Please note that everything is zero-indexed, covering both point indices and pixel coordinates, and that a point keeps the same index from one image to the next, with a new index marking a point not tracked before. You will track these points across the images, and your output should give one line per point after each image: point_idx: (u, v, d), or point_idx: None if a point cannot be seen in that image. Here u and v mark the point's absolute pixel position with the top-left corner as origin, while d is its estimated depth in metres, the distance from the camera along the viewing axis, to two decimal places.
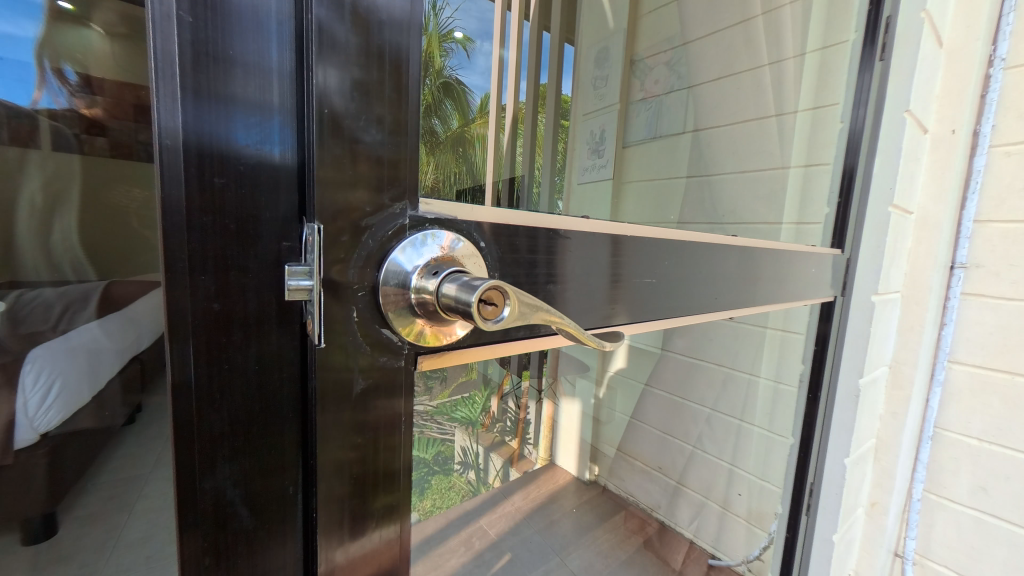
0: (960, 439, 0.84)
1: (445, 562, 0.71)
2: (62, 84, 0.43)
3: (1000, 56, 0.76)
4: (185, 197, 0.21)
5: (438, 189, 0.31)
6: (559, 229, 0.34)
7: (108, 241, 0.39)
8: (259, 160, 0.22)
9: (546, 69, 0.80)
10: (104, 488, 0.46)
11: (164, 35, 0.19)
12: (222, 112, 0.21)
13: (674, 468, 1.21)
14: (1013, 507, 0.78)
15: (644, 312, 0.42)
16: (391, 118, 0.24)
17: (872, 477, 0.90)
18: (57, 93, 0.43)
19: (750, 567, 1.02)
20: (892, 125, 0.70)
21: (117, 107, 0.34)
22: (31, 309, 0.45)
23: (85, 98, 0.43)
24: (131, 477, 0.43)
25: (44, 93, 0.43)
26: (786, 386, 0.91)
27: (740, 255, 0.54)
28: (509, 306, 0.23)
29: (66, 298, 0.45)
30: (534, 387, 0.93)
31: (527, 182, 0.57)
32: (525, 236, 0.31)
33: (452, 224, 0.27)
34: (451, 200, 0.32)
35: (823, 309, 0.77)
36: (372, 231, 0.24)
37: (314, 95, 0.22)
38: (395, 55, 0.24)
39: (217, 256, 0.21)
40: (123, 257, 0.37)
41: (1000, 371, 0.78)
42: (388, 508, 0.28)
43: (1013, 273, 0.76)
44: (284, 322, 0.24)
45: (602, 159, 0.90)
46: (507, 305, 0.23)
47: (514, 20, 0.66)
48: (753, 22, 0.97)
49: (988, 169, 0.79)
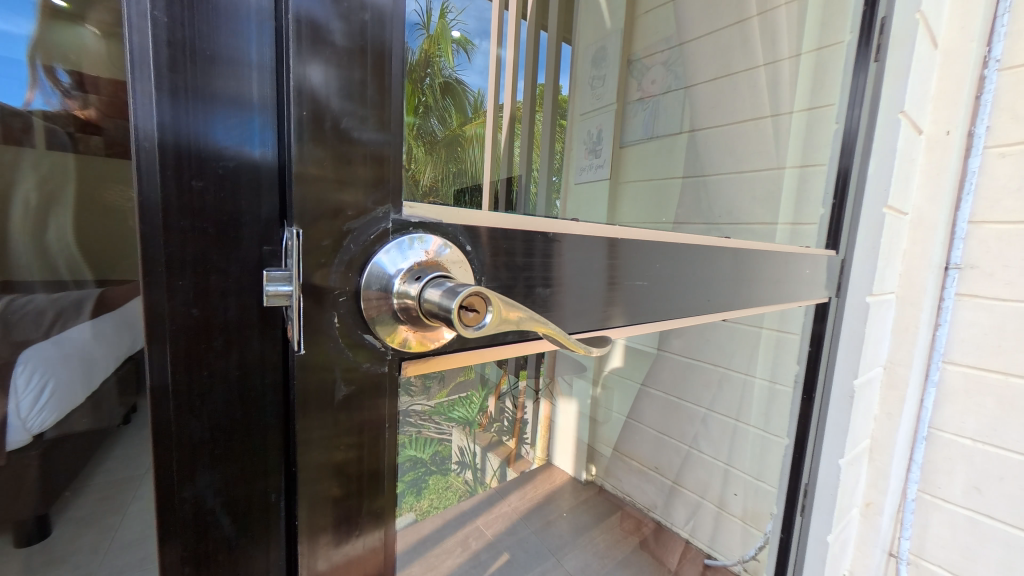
0: (955, 439, 0.84)
1: (440, 562, 0.72)
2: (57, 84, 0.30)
3: (995, 56, 0.76)
4: (162, 200, 0.20)
5: (432, 193, 0.32)
6: (553, 232, 0.34)
7: (106, 247, 0.32)
8: (240, 161, 0.21)
9: (543, 68, 0.80)
10: (75, 510, 0.43)
11: (139, 32, 0.19)
12: (201, 111, 0.20)
13: (670, 468, 1.21)
14: (1006, 507, 0.79)
15: (638, 314, 0.42)
16: (374, 117, 0.24)
17: (867, 478, 0.90)
18: (50, 94, 0.30)
19: (745, 567, 1.01)
20: (884, 126, 0.70)
21: (116, 109, 0.26)
22: (23, 317, 0.34)
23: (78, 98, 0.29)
24: (106, 492, 0.40)
25: (37, 92, 0.30)
26: (782, 387, 0.91)
27: (735, 256, 0.54)
28: (491, 312, 0.22)
29: (60, 306, 0.35)
30: (531, 388, 0.93)
31: (525, 183, 0.56)
32: (521, 240, 0.31)
33: (437, 227, 0.27)
34: (448, 202, 0.33)
35: (818, 309, 0.77)
36: (354, 234, 0.24)
37: (295, 94, 0.21)
38: (378, 51, 0.24)
39: (196, 259, 0.21)
40: (121, 253, 0.30)
41: (995, 372, 0.79)
42: (374, 514, 0.28)
43: (1008, 273, 0.77)
44: (264, 327, 0.23)
45: (599, 159, 0.90)
46: (489, 311, 0.22)
47: (511, 20, 0.67)
48: (749, 22, 0.96)
49: (983, 169, 0.79)
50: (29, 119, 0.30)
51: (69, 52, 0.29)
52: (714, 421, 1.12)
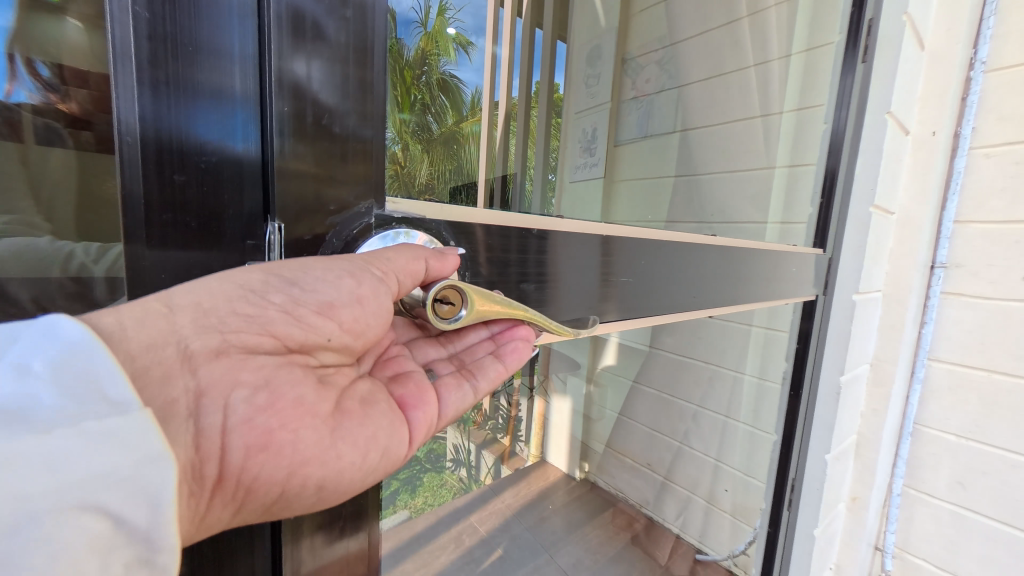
0: (940, 435, 0.86)
1: (434, 559, 0.73)
2: (37, 81, 0.25)
3: (980, 59, 0.78)
4: (144, 192, 0.20)
5: (430, 189, 0.33)
6: (549, 231, 0.35)
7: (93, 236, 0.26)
8: (222, 153, 0.21)
9: (540, 66, 0.85)
10: None
11: (120, 25, 0.19)
12: (183, 104, 0.20)
13: (661, 464, 1.22)
14: (989, 501, 0.80)
15: (632, 310, 0.43)
16: (358, 111, 0.25)
17: (853, 473, 0.91)
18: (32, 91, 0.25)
19: (736, 562, 1.04)
20: (872, 128, 0.71)
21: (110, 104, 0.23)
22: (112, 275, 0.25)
23: (63, 94, 0.25)
24: None
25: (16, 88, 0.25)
26: (771, 384, 0.92)
27: (727, 255, 0.55)
28: (463, 306, 0.28)
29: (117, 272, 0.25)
30: (525, 386, 0.93)
31: (520, 180, 0.56)
32: (516, 238, 0.32)
33: (420, 223, 0.28)
34: (445, 200, 0.34)
35: (805, 307, 0.78)
36: (337, 228, 0.25)
37: (277, 86, 0.22)
38: (360, 46, 0.24)
39: (179, 253, 0.22)
40: (105, 241, 0.25)
41: (980, 369, 0.80)
42: (356, 516, 0.30)
43: (992, 272, 0.78)
44: (257, 296, 0.23)
45: (593, 157, 0.90)
46: (461, 306, 0.28)
47: (507, 18, 0.70)
48: (739, 23, 0.97)
49: (969, 169, 0.80)
50: (10, 115, 0.25)
51: (63, 49, 0.25)
52: (704, 418, 1.13)
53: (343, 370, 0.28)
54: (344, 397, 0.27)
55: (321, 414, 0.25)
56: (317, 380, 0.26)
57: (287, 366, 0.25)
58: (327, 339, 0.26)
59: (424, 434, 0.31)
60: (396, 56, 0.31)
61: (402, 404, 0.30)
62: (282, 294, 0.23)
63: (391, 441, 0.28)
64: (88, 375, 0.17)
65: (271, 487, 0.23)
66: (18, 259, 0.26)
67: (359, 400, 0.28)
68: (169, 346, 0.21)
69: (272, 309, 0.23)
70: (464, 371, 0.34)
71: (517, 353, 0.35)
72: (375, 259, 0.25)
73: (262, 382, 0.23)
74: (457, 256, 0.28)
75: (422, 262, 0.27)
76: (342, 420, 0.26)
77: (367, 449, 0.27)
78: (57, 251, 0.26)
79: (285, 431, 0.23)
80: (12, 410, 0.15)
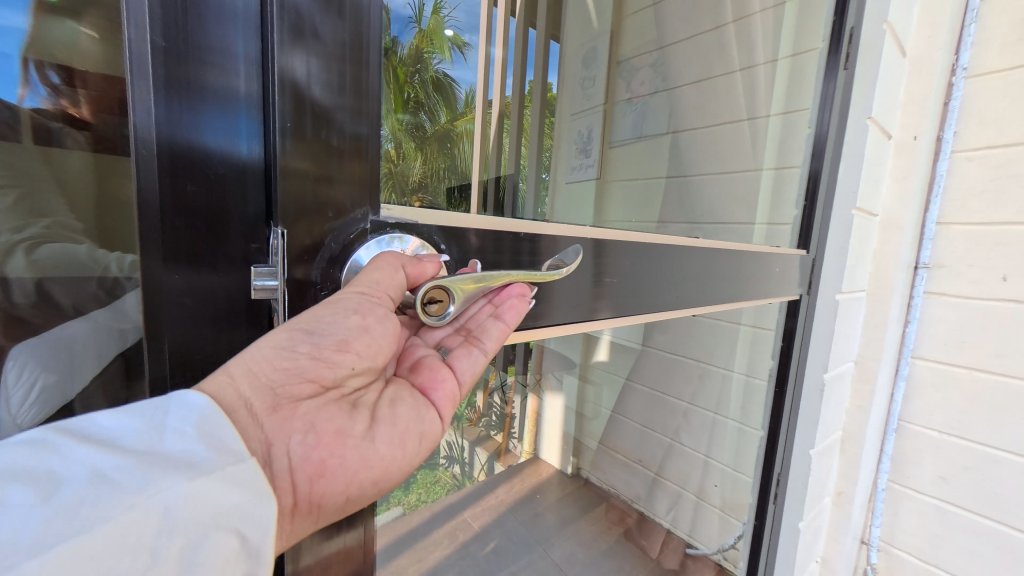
0: (924, 431, 0.89)
1: (426, 556, 0.74)
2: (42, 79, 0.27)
3: (962, 65, 0.80)
4: (157, 196, 0.22)
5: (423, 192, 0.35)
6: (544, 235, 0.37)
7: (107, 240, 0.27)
8: (227, 157, 0.23)
9: (532, 66, 0.87)
10: None
11: (138, 37, 0.21)
12: (193, 111, 0.22)
13: (653, 460, 1.25)
14: (970, 494, 0.83)
15: (625, 310, 0.45)
16: (354, 108, 0.26)
17: (839, 468, 0.93)
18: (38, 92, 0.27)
19: (725, 555, 1.05)
20: (854, 131, 0.73)
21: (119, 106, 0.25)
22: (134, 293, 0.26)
23: (70, 96, 0.26)
24: None
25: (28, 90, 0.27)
26: (759, 381, 0.94)
27: (716, 256, 0.58)
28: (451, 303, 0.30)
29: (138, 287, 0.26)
30: (520, 384, 0.97)
31: (514, 179, 0.58)
32: (510, 240, 0.34)
33: (412, 228, 0.30)
34: (443, 207, 0.35)
35: (789, 306, 0.79)
36: (335, 233, 0.27)
37: (279, 86, 0.23)
38: (356, 44, 0.26)
39: (189, 255, 0.23)
40: (116, 243, 0.27)
41: (961, 367, 0.83)
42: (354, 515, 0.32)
43: (973, 272, 0.81)
44: (287, 351, 0.24)
45: (589, 158, 0.93)
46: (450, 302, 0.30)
47: (500, 16, 0.73)
48: (725, 29, 0.99)
49: (951, 172, 0.83)
50: (13, 113, 0.26)
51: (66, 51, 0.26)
52: (695, 415, 1.14)
53: (371, 387, 0.28)
54: (376, 407, 0.28)
55: (360, 431, 0.26)
56: (349, 406, 0.26)
57: (326, 405, 0.25)
58: (352, 369, 0.27)
59: (452, 405, 0.33)
60: (390, 57, 0.33)
61: (423, 389, 0.31)
62: (306, 344, 0.25)
63: (424, 424, 0.30)
64: (220, 433, 0.21)
65: (337, 497, 0.25)
66: (63, 267, 0.28)
67: (390, 403, 0.29)
68: (239, 410, 0.22)
69: (302, 358, 0.25)
70: (469, 338, 0.34)
71: (516, 309, 0.34)
72: (368, 287, 0.26)
73: (306, 426, 0.24)
74: (434, 261, 0.29)
75: (401, 272, 0.28)
76: (378, 429, 0.27)
77: (406, 440, 0.28)
78: (94, 263, 0.28)
79: (335, 455, 0.25)
80: (175, 464, 0.19)
